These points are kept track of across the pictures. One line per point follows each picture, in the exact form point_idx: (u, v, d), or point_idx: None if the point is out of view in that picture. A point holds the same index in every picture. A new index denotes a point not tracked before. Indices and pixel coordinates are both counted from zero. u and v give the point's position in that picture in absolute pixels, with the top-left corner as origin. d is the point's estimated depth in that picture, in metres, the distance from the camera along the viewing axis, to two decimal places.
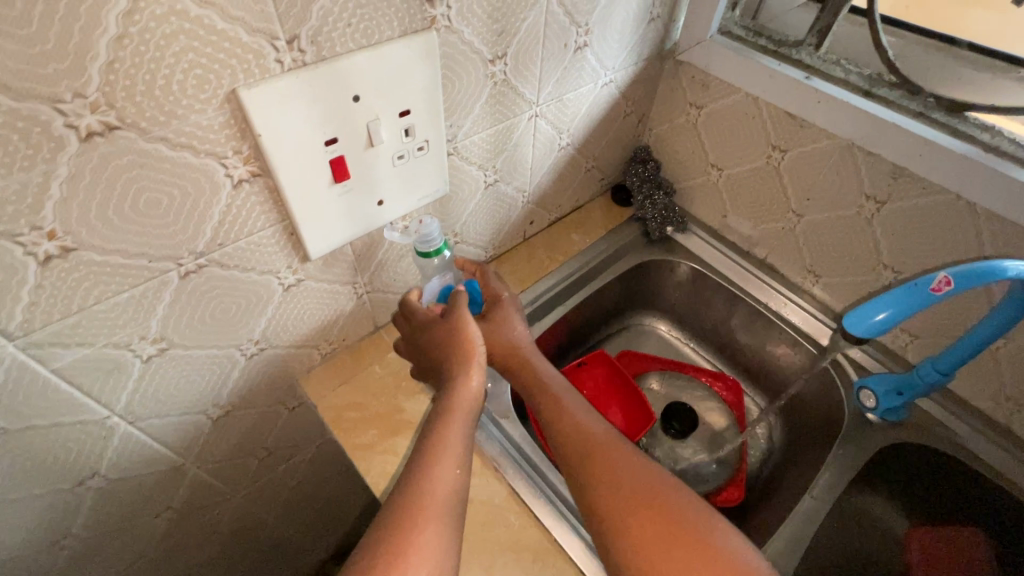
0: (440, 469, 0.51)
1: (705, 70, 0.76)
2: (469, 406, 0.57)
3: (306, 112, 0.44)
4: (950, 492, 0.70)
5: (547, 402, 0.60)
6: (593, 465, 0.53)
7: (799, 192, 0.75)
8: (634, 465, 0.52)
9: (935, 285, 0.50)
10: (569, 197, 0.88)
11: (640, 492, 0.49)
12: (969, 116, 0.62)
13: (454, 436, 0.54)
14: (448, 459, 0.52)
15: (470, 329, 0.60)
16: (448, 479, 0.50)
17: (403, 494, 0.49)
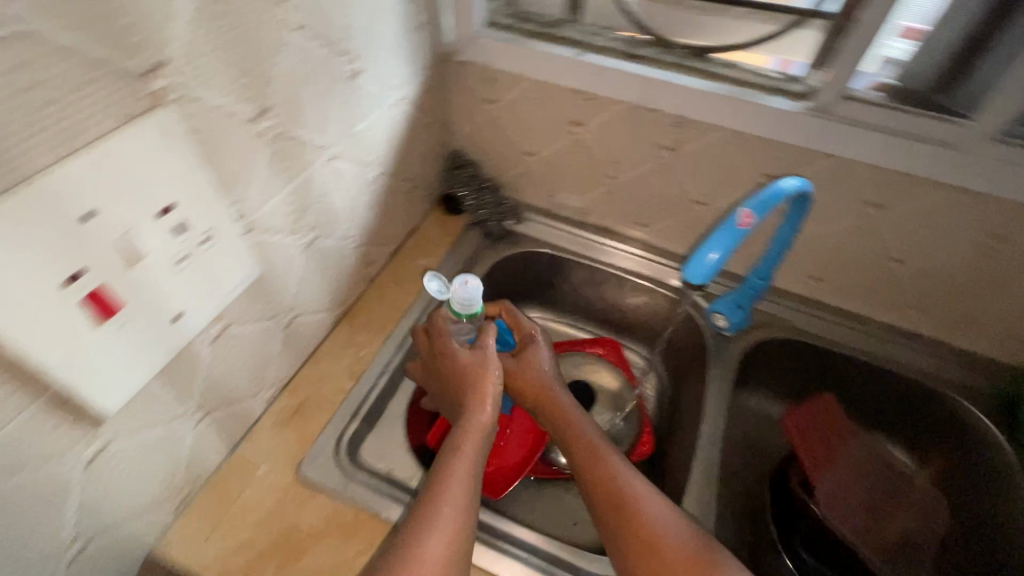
0: (454, 497, 0.49)
1: (486, 65, 0.75)
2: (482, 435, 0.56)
3: (16, 257, 0.33)
4: (799, 366, 0.83)
5: (551, 424, 0.62)
6: (598, 484, 0.54)
7: (607, 157, 0.79)
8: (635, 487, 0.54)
9: (742, 220, 0.56)
10: (400, 224, 0.82)
11: (639, 513, 0.51)
12: (713, 58, 0.71)
13: (462, 465, 0.52)
14: (460, 481, 0.51)
15: (490, 360, 0.60)
16: (460, 508, 0.49)
17: (417, 533, 0.46)
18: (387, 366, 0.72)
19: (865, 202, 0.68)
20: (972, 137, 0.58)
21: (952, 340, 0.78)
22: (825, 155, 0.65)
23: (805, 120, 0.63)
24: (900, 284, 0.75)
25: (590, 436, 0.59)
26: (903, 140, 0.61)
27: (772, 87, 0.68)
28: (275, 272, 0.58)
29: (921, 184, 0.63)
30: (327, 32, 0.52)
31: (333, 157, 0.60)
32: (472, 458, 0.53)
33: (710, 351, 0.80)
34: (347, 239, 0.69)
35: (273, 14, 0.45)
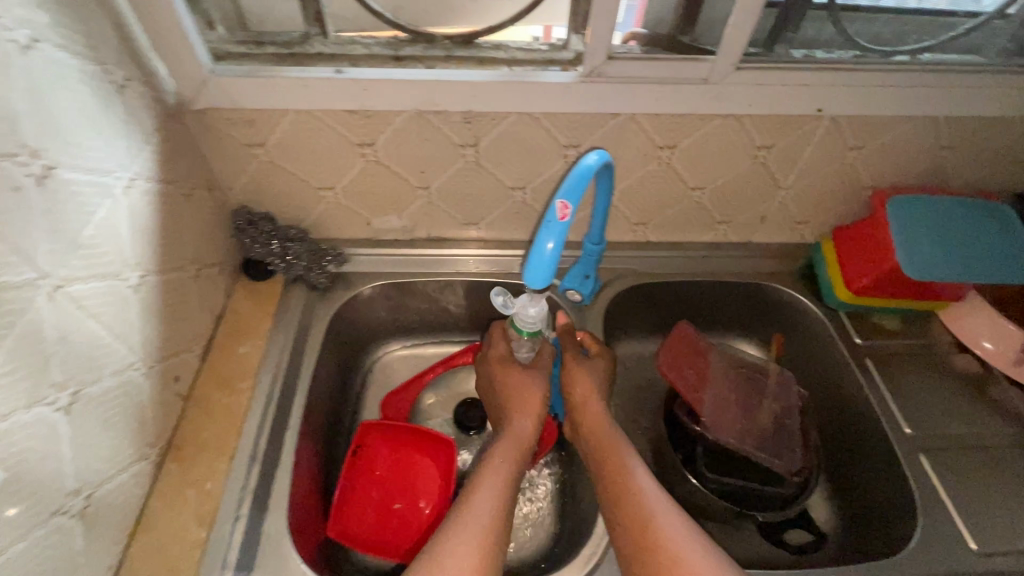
0: (486, 497, 0.57)
1: (236, 106, 0.63)
2: (508, 451, 0.63)
3: None
4: (651, 303, 0.90)
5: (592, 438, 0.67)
6: (618, 485, 0.59)
7: (411, 170, 0.73)
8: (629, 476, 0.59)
9: (560, 213, 0.54)
10: (201, 316, 0.68)
11: (628, 497, 0.57)
12: (480, 43, 0.69)
13: (492, 476, 0.59)
14: (493, 483, 0.58)
15: (535, 374, 0.70)
16: (490, 508, 0.55)
17: (457, 529, 0.53)
18: (245, 488, 0.59)
19: (657, 147, 0.72)
20: (721, 69, 0.63)
21: (756, 239, 0.89)
22: (611, 115, 0.67)
23: (583, 87, 0.64)
24: (706, 207, 0.82)
25: (605, 440, 0.65)
26: (669, 85, 0.64)
27: (544, 61, 0.67)
28: (31, 461, 0.43)
29: (693, 119, 0.69)
30: None
31: (61, 283, 0.46)
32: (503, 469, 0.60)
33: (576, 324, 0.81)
34: (130, 367, 0.54)
35: None
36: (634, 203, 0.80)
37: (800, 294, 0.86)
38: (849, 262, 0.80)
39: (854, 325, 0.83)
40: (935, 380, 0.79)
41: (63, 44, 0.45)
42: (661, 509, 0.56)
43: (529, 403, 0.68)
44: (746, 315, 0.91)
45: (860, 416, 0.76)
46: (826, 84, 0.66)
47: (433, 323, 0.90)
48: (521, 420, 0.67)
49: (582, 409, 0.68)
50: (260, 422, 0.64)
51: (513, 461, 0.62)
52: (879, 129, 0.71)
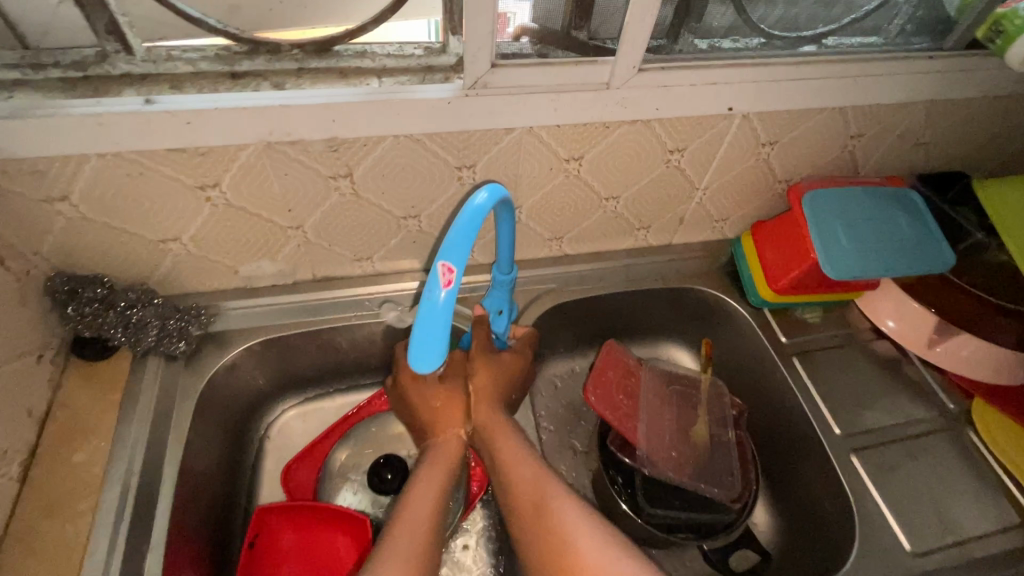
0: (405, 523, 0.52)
1: (10, 155, 0.48)
2: (431, 471, 0.59)
3: None
4: (572, 318, 0.84)
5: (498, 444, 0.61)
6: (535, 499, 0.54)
7: (275, 210, 0.60)
8: (540, 478, 0.56)
9: (445, 277, 0.44)
10: (11, 426, 0.53)
11: (534, 500, 0.54)
12: (339, 50, 0.57)
13: (415, 500, 0.55)
14: (422, 504, 0.55)
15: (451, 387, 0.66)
16: (416, 530, 0.51)
17: (373, 563, 0.48)
18: None
19: (562, 160, 0.64)
20: (622, 72, 0.56)
21: (677, 241, 0.84)
22: (505, 129, 0.58)
23: (468, 102, 0.54)
24: (622, 215, 0.76)
25: (513, 436, 0.61)
26: (566, 93, 0.56)
27: (419, 68, 0.57)
28: None
29: (598, 127, 0.61)
30: None
31: None
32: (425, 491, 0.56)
33: None
34: None
35: None
36: (545, 218, 0.72)
37: (726, 295, 0.83)
38: (769, 259, 0.77)
39: (779, 322, 0.81)
40: (858, 371, 0.78)
41: None
42: (571, 513, 0.52)
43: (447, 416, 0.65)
44: (674, 320, 0.87)
45: (792, 419, 0.74)
46: (735, 79, 0.60)
47: (335, 371, 0.78)
48: (445, 435, 0.64)
49: (488, 412, 0.64)
50: (108, 551, 0.51)
51: (434, 479, 0.58)
52: (790, 123, 0.67)
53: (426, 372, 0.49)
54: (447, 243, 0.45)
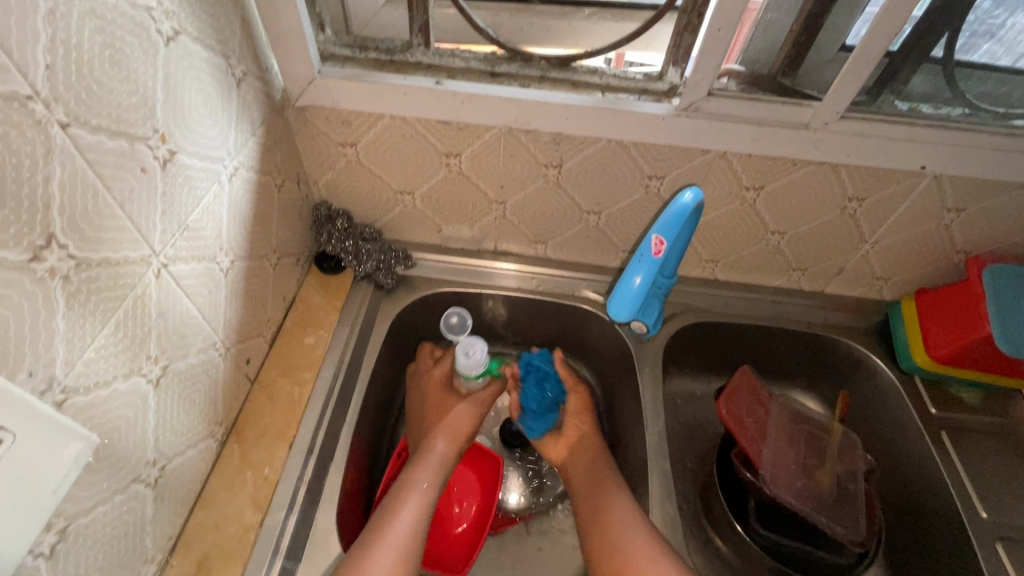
0: (414, 502, 0.60)
1: (335, 107, 0.65)
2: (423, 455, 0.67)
3: None
4: (708, 342, 0.87)
5: (581, 475, 0.71)
6: (604, 525, 0.62)
7: (491, 184, 0.73)
8: (608, 497, 0.65)
9: (655, 248, 0.59)
10: (274, 302, 0.70)
11: (597, 516, 0.64)
12: (576, 66, 0.68)
13: (407, 488, 0.62)
14: (411, 488, 0.62)
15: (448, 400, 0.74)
16: (410, 517, 0.59)
17: (373, 530, 0.57)
18: (301, 478, 0.61)
19: (743, 187, 0.70)
20: (824, 117, 0.61)
21: (829, 290, 0.85)
22: (701, 150, 0.66)
23: (679, 121, 0.63)
24: (782, 252, 0.80)
25: (596, 473, 0.70)
26: (768, 128, 0.63)
27: (636, 90, 0.67)
28: (122, 429, 0.45)
29: (786, 163, 0.67)
30: (116, 118, 0.40)
31: (166, 263, 0.48)
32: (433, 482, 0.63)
33: (634, 357, 0.79)
34: (212, 346, 0.57)
35: (25, 115, 0.33)
36: (706, 237, 0.79)
37: (873, 354, 0.82)
38: (930, 326, 0.77)
39: (931, 393, 0.79)
40: (1020, 462, 0.73)
41: (197, 38, 0.48)
42: (642, 541, 0.59)
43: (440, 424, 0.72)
44: (809, 367, 0.88)
45: (930, 491, 0.71)
46: (937, 141, 0.63)
47: (487, 334, 0.90)
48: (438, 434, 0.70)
49: (586, 442, 0.75)
50: (320, 415, 0.66)
51: (429, 460, 0.66)
52: (983, 193, 0.68)
53: (621, 323, 0.66)
54: (664, 225, 0.57)
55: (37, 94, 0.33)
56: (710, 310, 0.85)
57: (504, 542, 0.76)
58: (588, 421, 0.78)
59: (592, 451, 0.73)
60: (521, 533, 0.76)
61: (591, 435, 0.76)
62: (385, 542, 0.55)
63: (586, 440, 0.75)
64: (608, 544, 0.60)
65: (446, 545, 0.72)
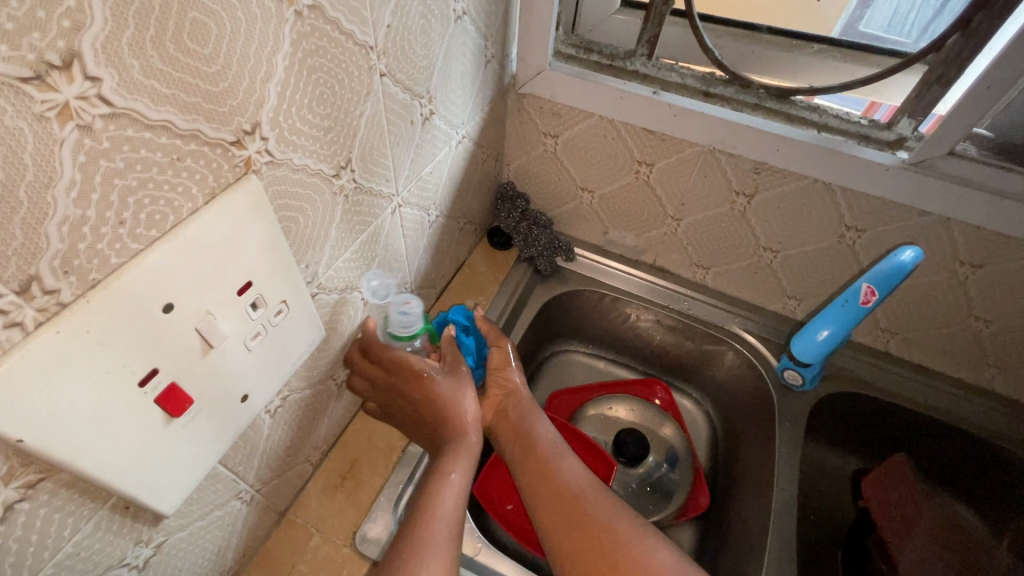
0: (457, 464, 0.54)
1: (552, 100, 0.70)
2: (448, 453, 0.55)
3: (117, 361, 0.29)
4: (860, 417, 0.80)
5: (522, 447, 0.62)
6: (577, 519, 0.54)
7: (673, 199, 0.74)
8: (567, 479, 0.58)
9: (864, 295, 0.63)
10: (450, 261, 0.77)
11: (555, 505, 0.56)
12: (795, 100, 0.67)
13: (441, 488, 0.52)
14: (443, 493, 0.52)
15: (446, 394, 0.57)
16: (449, 504, 0.51)
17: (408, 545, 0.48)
18: None
19: (958, 261, 0.64)
20: None
21: None
22: (920, 212, 0.61)
23: (904, 175, 0.59)
24: (981, 342, 0.71)
25: (531, 442, 0.62)
26: (1012, 202, 0.57)
27: (857, 135, 0.64)
28: (337, 330, 0.53)
29: (1023, 246, 0.60)
30: (410, 75, 0.47)
31: (400, 203, 0.55)
32: (459, 478, 0.53)
33: (776, 407, 0.76)
34: (404, 284, 0.65)
35: (366, 62, 0.41)
36: (891, 304, 0.73)
37: None
38: None
39: None
40: None
41: (473, 20, 0.55)
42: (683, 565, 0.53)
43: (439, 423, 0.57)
44: (980, 481, 0.75)
45: None
46: None
47: (620, 343, 0.91)
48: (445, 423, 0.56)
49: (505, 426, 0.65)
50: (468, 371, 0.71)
51: (455, 453, 0.55)
52: None
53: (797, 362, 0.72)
54: (872, 273, 0.61)
55: (377, 47, 0.41)
56: (871, 383, 0.78)
57: None
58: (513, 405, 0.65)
59: (514, 426, 0.64)
60: None
61: (519, 396, 0.66)
62: (437, 499, 0.51)
63: (516, 410, 0.65)
64: (574, 527, 0.54)
65: None
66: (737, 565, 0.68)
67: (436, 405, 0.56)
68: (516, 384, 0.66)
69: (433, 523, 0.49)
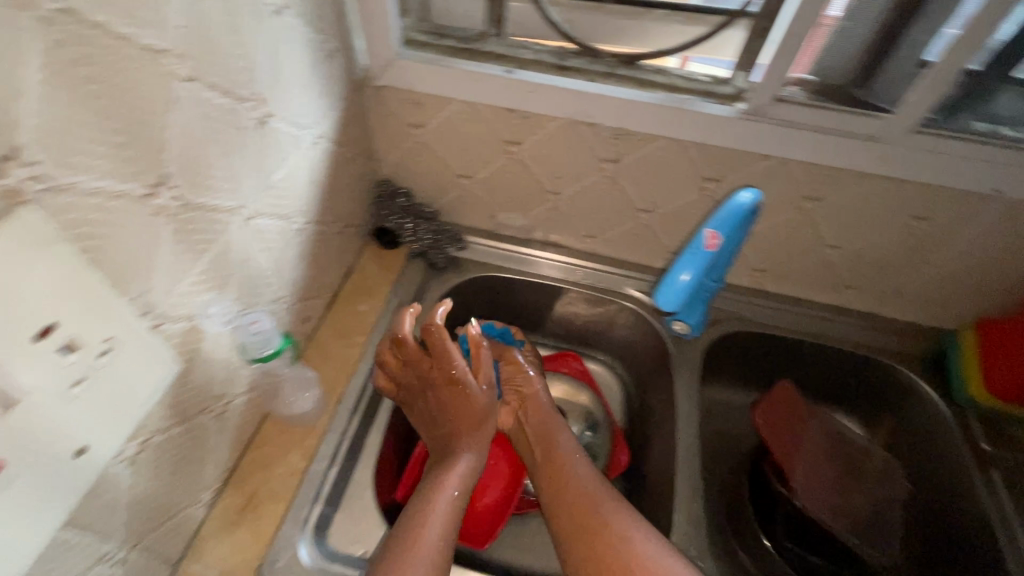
0: (456, 481, 0.58)
1: (409, 89, 0.69)
2: (460, 457, 0.60)
3: None
4: (751, 354, 0.86)
5: (542, 447, 0.67)
6: (584, 519, 0.58)
7: (548, 174, 0.76)
8: (576, 480, 0.62)
9: (708, 242, 0.64)
10: (334, 268, 0.74)
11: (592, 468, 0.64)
12: (642, 65, 0.70)
13: (439, 500, 0.56)
14: (445, 505, 0.56)
15: (470, 395, 0.62)
16: (438, 529, 0.54)
17: (403, 550, 0.51)
18: (345, 432, 0.64)
19: (803, 196, 0.70)
20: (895, 130, 0.60)
21: (884, 312, 0.83)
22: (763, 156, 0.66)
23: (742, 124, 0.63)
24: (837, 267, 0.78)
25: (551, 443, 0.67)
26: (834, 137, 0.62)
27: (701, 92, 0.68)
28: (199, 360, 0.49)
29: (850, 176, 0.66)
30: (227, 78, 0.44)
31: (250, 215, 0.52)
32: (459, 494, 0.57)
33: (673, 358, 0.80)
34: (279, 299, 0.61)
35: (161, 67, 0.37)
36: (758, 245, 0.78)
37: (924, 380, 0.79)
38: (992, 360, 0.73)
39: (983, 430, 0.75)
40: None
41: (298, 14, 0.52)
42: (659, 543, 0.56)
43: (460, 429, 0.62)
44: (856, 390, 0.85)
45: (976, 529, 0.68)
46: (1018, 163, 0.61)
47: (528, 322, 0.93)
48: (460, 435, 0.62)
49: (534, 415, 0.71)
50: (367, 377, 0.69)
51: (463, 461, 0.60)
52: None
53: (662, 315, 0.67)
54: (716, 222, 0.64)
55: (171, 50, 0.38)
56: (754, 320, 0.84)
57: (526, 523, 0.77)
58: (537, 389, 0.72)
59: (540, 425, 0.69)
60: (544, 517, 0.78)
61: (540, 402, 0.71)
62: (432, 517, 0.54)
63: (531, 407, 0.71)
64: (580, 526, 0.58)
65: (470, 519, 0.74)
66: (656, 512, 0.72)
67: (461, 411, 0.62)
68: (538, 387, 0.72)
69: (429, 533, 0.53)
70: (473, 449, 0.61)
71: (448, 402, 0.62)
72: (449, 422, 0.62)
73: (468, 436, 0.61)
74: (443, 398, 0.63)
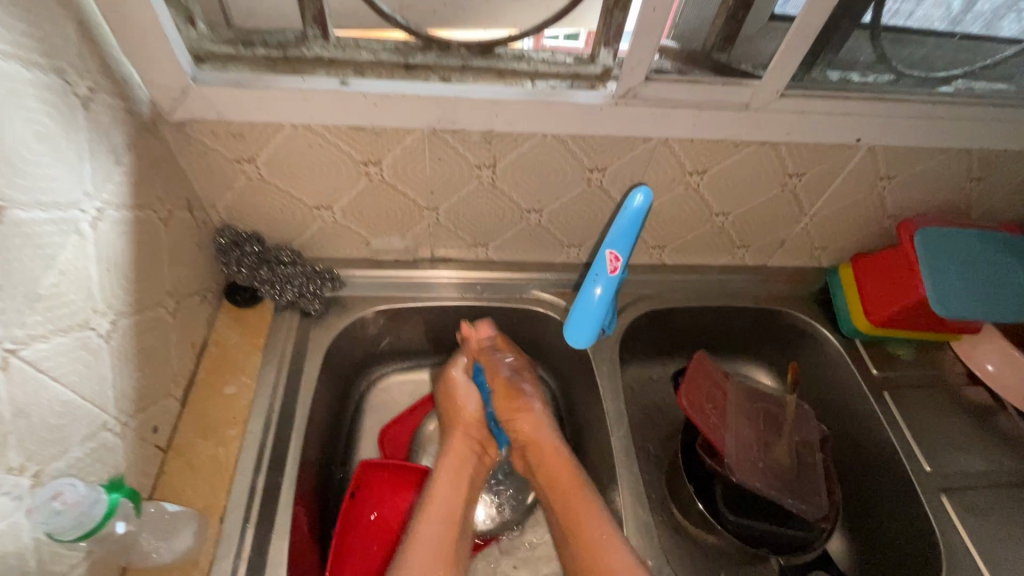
0: (438, 510, 0.62)
1: (221, 119, 0.55)
2: (442, 486, 0.64)
3: None
4: (663, 329, 0.86)
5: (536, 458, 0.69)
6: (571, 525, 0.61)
7: (419, 190, 0.66)
8: (573, 490, 0.64)
9: (611, 262, 0.59)
10: (180, 352, 0.60)
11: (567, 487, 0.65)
12: (500, 52, 0.61)
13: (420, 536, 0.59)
14: (430, 534, 0.59)
15: (457, 445, 0.69)
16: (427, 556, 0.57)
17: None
18: (239, 555, 0.53)
19: (687, 172, 0.67)
20: (764, 96, 0.59)
21: (772, 262, 0.85)
22: (643, 138, 0.62)
23: (617, 110, 0.58)
24: (728, 232, 0.78)
25: (545, 452, 0.69)
26: (709, 110, 0.59)
27: (568, 75, 0.61)
28: None
29: (729, 145, 0.64)
30: None
31: (15, 348, 0.38)
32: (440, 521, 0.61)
33: (591, 357, 0.76)
34: (104, 428, 0.47)
35: None
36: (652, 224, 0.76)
37: (817, 321, 0.84)
38: (869, 292, 0.78)
39: (869, 356, 0.81)
40: (951, 412, 0.78)
41: (13, 55, 0.37)
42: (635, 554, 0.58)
43: (448, 467, 0.67)
44: (761, 340, 0.88)
45: (880, 451, 0.74)
46: (872, 112, 0.62)
47: (434, 346, 0.84)
48: (448, 469, 0.66)
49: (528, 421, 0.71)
50: (253, 477, 0.57)
51: (445, 493, 0.64)
52: (913, 159, 0.68)
53: (582, 346, 0.64)
54: (615, 235, 0.58)
55: None
56: (661, 297, 0.83)
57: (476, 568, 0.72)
58: (527, 404, 0.72)
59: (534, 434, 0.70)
60: (494, 554, 0.72)
61: (529, 414, 0.71)
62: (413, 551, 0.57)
63: (522, 420, 0.71)
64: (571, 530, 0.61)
65: None
66: None
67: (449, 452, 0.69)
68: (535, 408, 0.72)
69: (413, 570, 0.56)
70: (451, 477, 0.65)
71: (462, 481, 0.66)
72: (445, 469, 0.66)
73: (450, 467, 0.66)
74: (453, 476, 0.66)
